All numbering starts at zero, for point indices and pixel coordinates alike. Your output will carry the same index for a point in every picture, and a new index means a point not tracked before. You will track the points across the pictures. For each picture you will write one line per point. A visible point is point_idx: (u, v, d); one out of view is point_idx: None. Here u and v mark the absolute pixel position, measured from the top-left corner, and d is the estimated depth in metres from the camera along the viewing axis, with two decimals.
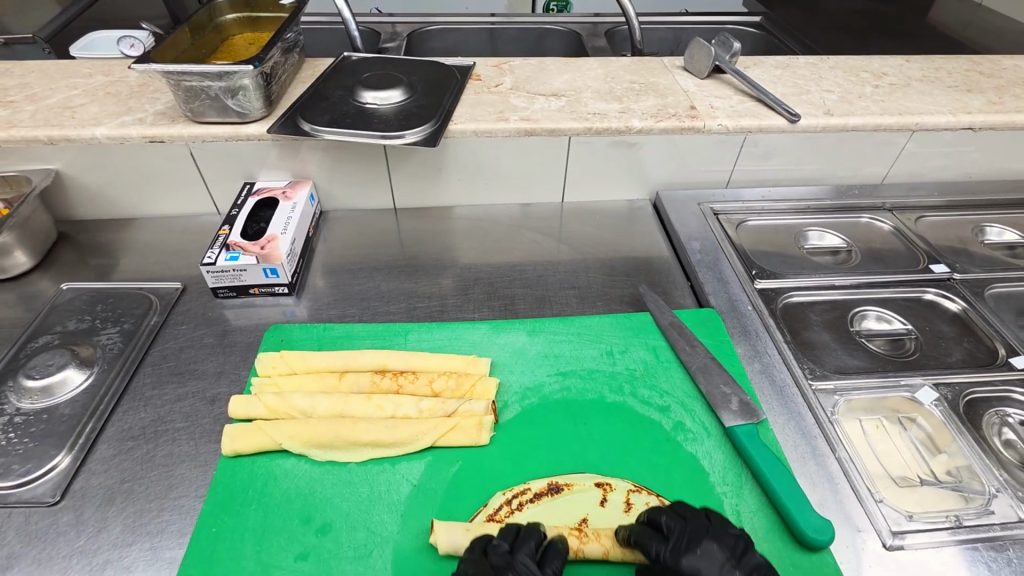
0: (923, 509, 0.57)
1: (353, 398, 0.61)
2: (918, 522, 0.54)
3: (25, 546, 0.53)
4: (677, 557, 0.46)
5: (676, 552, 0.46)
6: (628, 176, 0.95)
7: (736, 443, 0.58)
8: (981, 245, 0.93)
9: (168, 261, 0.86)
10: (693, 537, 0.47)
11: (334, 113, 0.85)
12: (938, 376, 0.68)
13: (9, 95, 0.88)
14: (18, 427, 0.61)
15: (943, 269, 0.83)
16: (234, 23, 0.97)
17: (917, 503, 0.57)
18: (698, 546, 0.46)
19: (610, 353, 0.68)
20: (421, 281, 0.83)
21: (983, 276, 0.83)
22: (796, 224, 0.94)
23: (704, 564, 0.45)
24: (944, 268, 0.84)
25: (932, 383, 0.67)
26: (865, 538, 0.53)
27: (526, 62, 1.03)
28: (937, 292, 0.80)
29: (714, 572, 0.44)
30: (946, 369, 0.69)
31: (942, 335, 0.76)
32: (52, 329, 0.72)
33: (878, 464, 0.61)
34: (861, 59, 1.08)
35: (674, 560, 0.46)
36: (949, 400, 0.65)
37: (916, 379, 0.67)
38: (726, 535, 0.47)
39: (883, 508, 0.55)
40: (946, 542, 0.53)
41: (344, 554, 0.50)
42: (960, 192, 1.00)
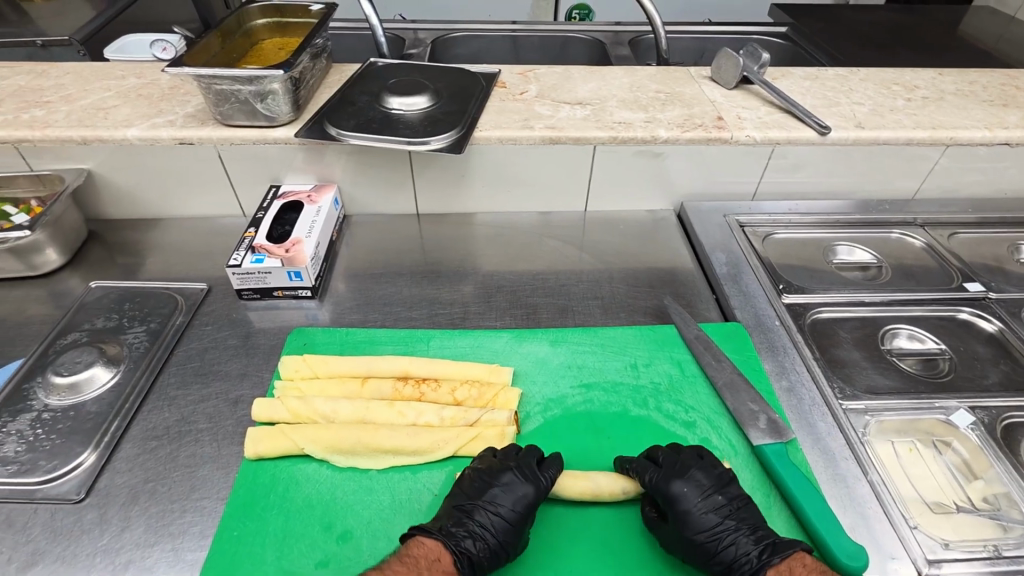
0: (961, 538, 0.55)
1: (375, 404, 0.60)
2: (955, 551, 0.52)
3: (50, 544, 0.53)
4: (664, 484, 0.52)
5: (666, 479, 0.53)
6: (652, 186, 0.94)
7: (764, 460, 0.57)
8: (1018, 263, 0.90)
9: (194, 262, 0.87)
10: (680, 468, 0.54)
11: (360, 118, 0.85)
12: (974, 399, 0.66)
13: (45, 96, 0.90)
14: (46, 423, 0.61)
15: (978, 288, 0.81)
16: (264, 28, 0.98)
17: (954, 530, 0.55)
18: (686, 474, 0.53)
19: (634, 366, 0.67)
20: (442, 287, 0.83)
21: (1019, 296, 0.81)
22: (825, 238, 0.92)
23: (688, 491, 0.52)
24: (980, 286, 0.81)
25: (968, 407, 0.65)
26: (899, 567, 0.51)
27: (551, 70, 1.03)
28: (972, 311, 0.78)
29: (691, 504, 0.51)
30: (983, 393, 0.67)
31: (977, 356, 0.74)
32: (80, 326, 0.73)
33: (912, 488, 0.59)
34: (892, 72, 1.06)
35: (660, 489, 0.52)
36: (986, 425, 0.63)
37: (952, 401, 0.65)
38: (709, 468, 0.55)
39: (918, 534, 0.53)
40: (983, 573, 0.51)
41: (365, 564, 0.50)
42: (996, 209, 0.97)
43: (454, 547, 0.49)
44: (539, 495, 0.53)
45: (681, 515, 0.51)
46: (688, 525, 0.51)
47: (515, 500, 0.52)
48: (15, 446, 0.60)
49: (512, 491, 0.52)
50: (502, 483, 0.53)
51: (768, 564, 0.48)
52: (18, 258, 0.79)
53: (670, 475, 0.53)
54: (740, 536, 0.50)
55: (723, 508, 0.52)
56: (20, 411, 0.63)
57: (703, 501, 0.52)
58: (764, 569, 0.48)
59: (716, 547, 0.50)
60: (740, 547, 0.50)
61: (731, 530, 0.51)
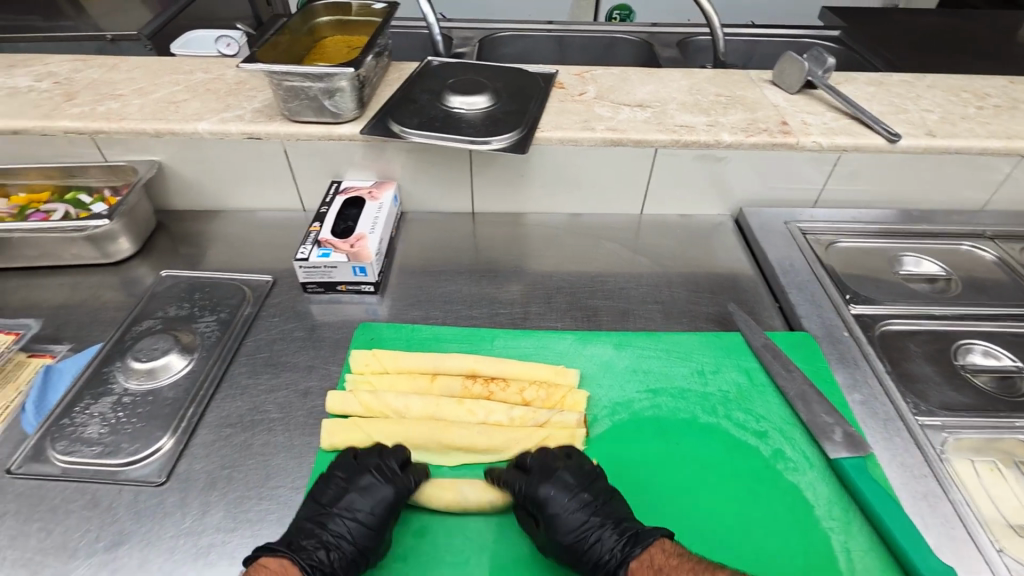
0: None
1: (445, 402, 0.61)
2: None
3: (135, 524, 0.55)
4: (534, 489, 0.52)
5: (532, 484, 0.52)
6: (711, 191, 0.93)
7: (842, 475, 0.56)
8: None
9: (257, 254, 0.89)
10: (547, 472, 0.54)
11: (423, 116, 0.86)
12: None
13: (118, 89, 0.93)
14: (126, 406, 0.63)
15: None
16: (326, 26, 1.00)
17: None
18: (551, 477, 0.53)
19: (701, 373, 0.66)
20: (501, 287, 0.83)
21: None
22: (890, 248, 0.90)
23: (556, 493, 0.52)
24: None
25: None
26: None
27: (609, 72, 1.03)
28: None
29: (562, 503, 0.51)
30: None
31: None
32: (154, 314, 0.75)
33: (995, 509, 0.57)
34: (961, 78, 1.03)
35: (533, 495, 0.52)
36: None
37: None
38: (574, 466, 0.55)
39: (1005, 559, 0.52)
40: None
41: (442, 559, 0.51)
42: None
43: (307, 564, 0.48)
44: (403, 497, 0.53)
45: (548, 518, 0.51)
46: (559, 527, 0.50)
47: (373, 506, 0.51)
48: (98, 428, 0.61)
49: (369, 496, 0.52)
50: (361, 489, 0.53)
51: (629, 555, 0.49)
52: (93, 245, 0.82)
53: (535, 482, 0.52)
54: (602, 533, 0.51)
55: (589, 506, 0.52)
56: (102, 394, 0.65)
57: (571, 502, 0.52)
58: (624, 560, 0.49)
59: (585, 546, 0.50)
60: (603, 544, 0.50)
61: (592, 528, 0.51)
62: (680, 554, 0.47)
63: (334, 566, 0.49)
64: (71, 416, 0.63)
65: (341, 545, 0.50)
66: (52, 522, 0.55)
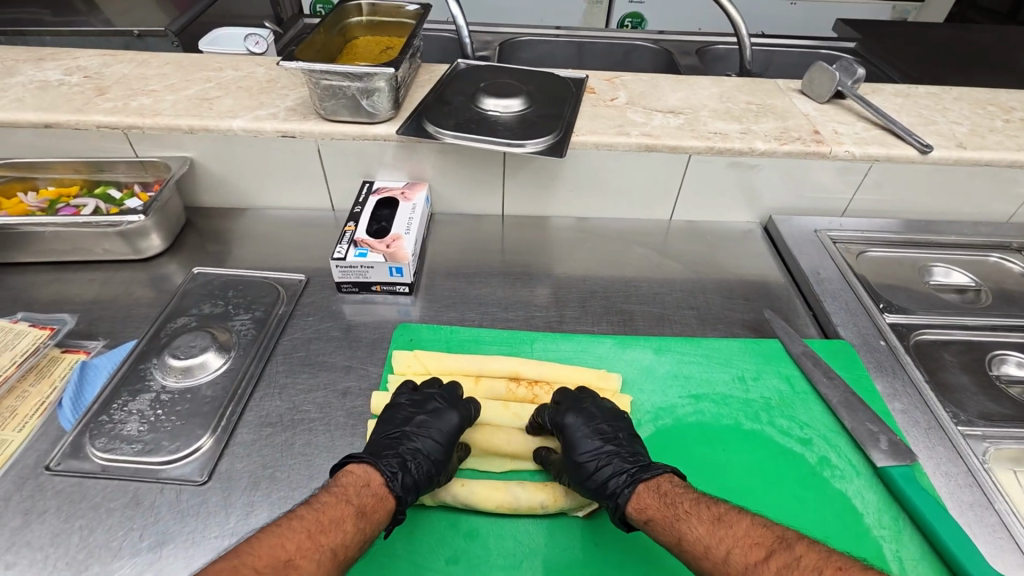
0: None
1: (490, 405, 0.62)
2: None
3: (178, 524, 0.54)
4: (557, 417, 0.57)
5: (560, 413, 0.57)
6: (741, 198, 0.93)
7: (890, 482, 0.56)
8: None
9: (287, 253, 0.88)
10: (574, 406, 0.58)
11: (458, 117, 0.85)
12: None
13: (150, 85, 0.92)
14: (165, 404, 0.63)
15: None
16: (358, 26, 1.00)
17: None
18: (579, 408, 0.57)
19: (743, 379, 0.66)
20: (535, 289, 0.83)
21: None
22: (920, 258, 0.91)
23: (575, 422, 0.56)
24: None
25: None
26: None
27: (638, 78, 1.03)
28: None
29: (579, 430, 0.55)
30: None
31: None
32: (188, 311, 0.75)
33: None
34: (986, 91, 1.04)
35: (555, 422, 0.57)
36: None
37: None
38: (601, 406, 0.59)
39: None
40: None
41: (494, 563, 0.50)
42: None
43: (393, 469, 0.51)
44: (465, 422, 0.58)
45: (569, 440, 0.55)
46: (575, 449, 0.54)
47: (443, 426, 0.56)
48: (138, 425, 0.61)
49: (440, 417, 0.56)
50: (430, 412, 0.57)
51: (636, 481, 0.50)
52: (125, 241, 0.81)
53: (563, 410, 0.57)
54: (616, 460, 0.53)
55: (609, 437, 0.55)
56: (139, 391, 0.64)
57: (593, 431, 0.55)
58: (633, 484, 0.50)
59: (595, 466, 0.52)
60: (615, 467, 0.52)
61: (608, 454, 0.53)
62: (664, 494, 0.49)
63: (416, 474, 0.51)
64: (110, 413, 0.62)
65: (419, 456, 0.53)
66: (94, 520, 0.54)
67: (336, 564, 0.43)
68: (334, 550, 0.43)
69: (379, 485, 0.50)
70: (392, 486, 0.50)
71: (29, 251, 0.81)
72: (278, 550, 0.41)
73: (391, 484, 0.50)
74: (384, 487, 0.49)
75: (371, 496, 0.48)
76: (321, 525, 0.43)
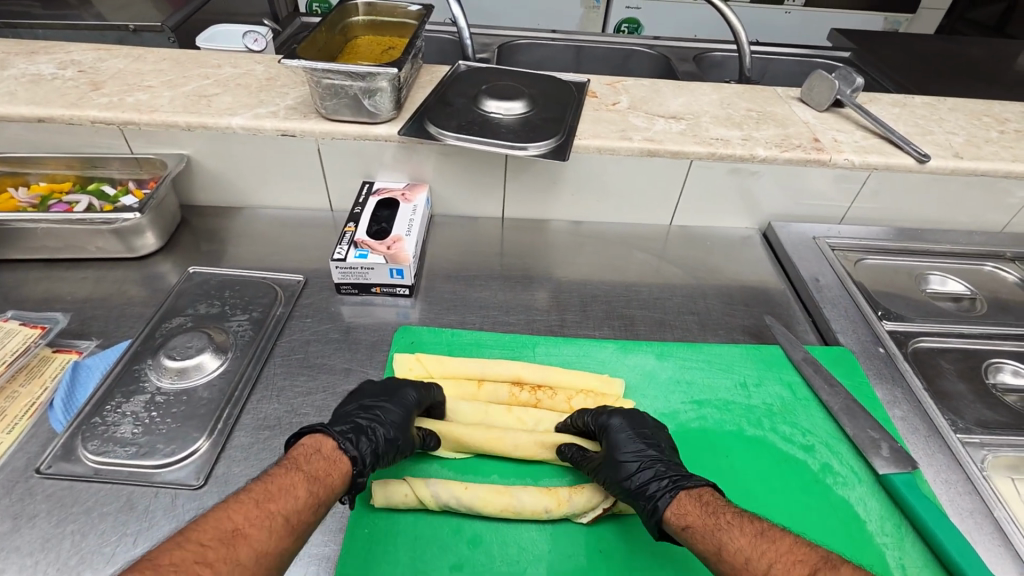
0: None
1: (494, 408, 0.61)
2: None
3: (173, 529, 0.53)
4: (602, 417, 0.57)
5: (605, 414, 0.58)
6: (740, 205, 0.94)
7: (892, 490, 0.56)
8: None
9: (285, 252, 0.87)
10: (620, 409, 0.58)
11: (460, 119, 0.85)
12: None
13: (146, 80, 0.91)
14: (160, 406, 0.61)
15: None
16: (360, 25, 0.99)
17: None
18: (625, 414, 0.58)
19: (744, 385, 0.66)
20: (536, 293, 0.83)
21: None
22: (917, 266, 0.92)
23: (621, 424, 0.56)
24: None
25: None
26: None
27: (640, 83, 1.03)
28: None
29: (625, 433, 0.55)
30: None
31: None
32: (184, 311, 0.74)
33: None
34: (980, 103, 1.05)
35: (599, 422, 0.57)
36: None
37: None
38: (648, 417, 0.59)
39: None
40: None
41: (498, 569, 0.50)
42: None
43: (347, 435, 0.51)
44: (423, 398, 0.59)
45: (611, 436, 0.55)
46: (616, 448, 0.54)
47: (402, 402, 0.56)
48: (132, 427, 0.59)
49: (396, 392, 0.57)
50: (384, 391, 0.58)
51: (678, 486, 0.49)
52: (119, 239, 0.80)
53: (608, 413, 0.58)
54: (659, 467, 0.52)
55: (652, 444, 0.55)
56: (133, 393, 0.63)
57: (638, 435, 0.55)
58: (675, 489, 0.49)
59: (630, 467, 0.52)
60: (657, 473, 0.51)
61: (652, 459, 0.53)
62: (705, 504, 0.47)
63: (370, 441, 0.52)
64: (103, 415, 0.60)
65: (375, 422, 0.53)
66: (86, 525, 0.53)
67: (289, 531, 0.42)
68: (284, 516, 0.42)
69: (332, 451, 0.49)
70: (346, 452, 0.50)
71: (20, 248, 0.79)
72: (225, 522, 0.39)
73: (344, 451, 0.50)
74: (338, 453, 0.49)
75: (323, 461, 0.47)
76: (270, 493, 0.42)
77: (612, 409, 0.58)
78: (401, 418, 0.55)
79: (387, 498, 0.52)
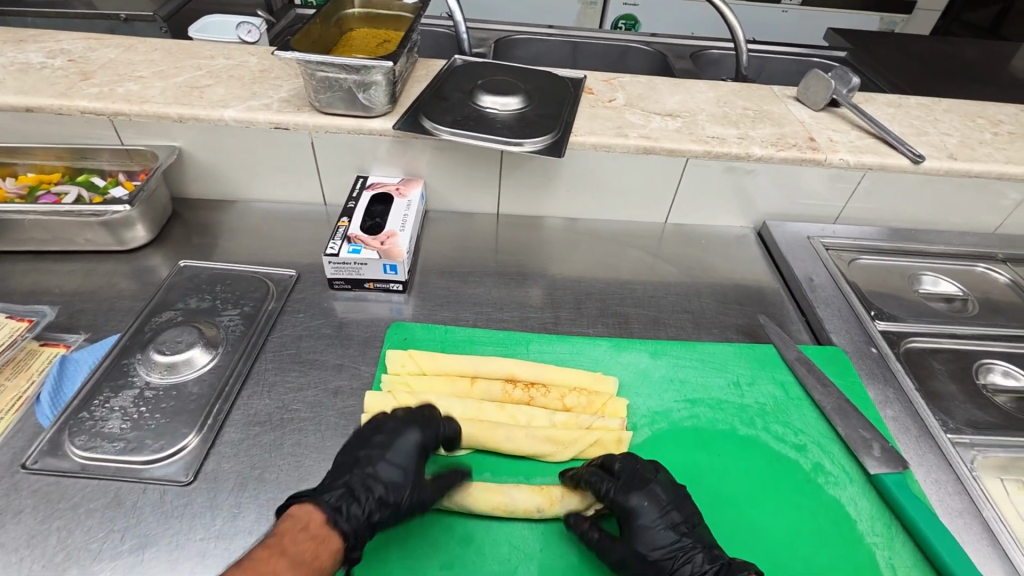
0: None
1: (486, 405, 0.60)
2: None
3: (161, 525, 0.53)
4: (621, 498, 0.51)
5: (623, 491, 0.51)
6: (735, 204, 0.94)
7: (883, 490, 0.56)
8: None
9: (277, 246, 0.86)
10: (638, 482, 0.52)
11: (455, 114, 0.84)
12: None
13: (137, 70, 0.89)
14: (149, 401, 0.61)
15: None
16: (354, 18, 0.98)
17: None
18: (644, 487, 0.52)
19: (737, 384, 0.66)
20: (530, 290, 0.82)
21: None
22: (910, 266, 0.92)
23: (646, 505, 0.51)
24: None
25: None
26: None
27: (636, 80, 1.03)
28: None
29: (650, 519, 0.50)
30: None
31: None
32: (174, 305, 0.73)
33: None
34: (975, 104, 1.05)
35: (618, 503, 0.51)
36: None
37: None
38: (670, 485, 0.53)
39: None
40: None
41: (489, 568, 0.50)
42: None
43: (338, 503, 0.48)
44: (429, 440, 0.55)
45: (638, 532, 0.50)
46: (643, 542, 0.49)
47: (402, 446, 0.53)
48: (120, 423, 0.59)
49: (397, 438, 0.53)
50: (386, 434, 0.54)
51: None
52: (109, 232, 0.79)
53: (627, 490, 0.51)
54: (694, 555, 0.49)
55: (680, 525, 0.51)
56: (121, 388, 0.62)
57: (663, 518, 0.50)
58: None
59: (672, 566, 0.48)
60: (694, 565, 0.48)
61: (685, 549, 0.49)
62: None
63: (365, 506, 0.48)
64: (90, 410, 0.60)
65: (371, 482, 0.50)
66: (72, 521, 0.52)
67: None
68: None
69: (321, 527, 0.46)
70: (336, 524, 0.46)
71: (7, 239, 0.78)
72: None
73: (335, 522, 0.46)
74: (327, 527, 0.46)
75: (309, 539, 0.44)
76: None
77: (633, 484, 0.52)
78: (401, 475, 0.51)
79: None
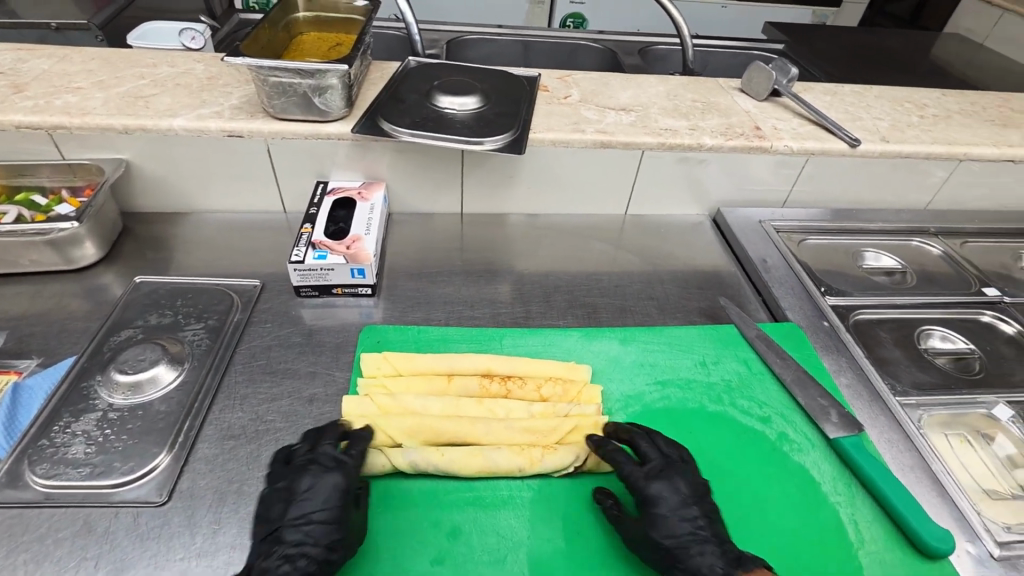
0: (1018, 522, 0.59)
1: (464, 402, 0.61)
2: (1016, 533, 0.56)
3: (137, 548, 0.51)
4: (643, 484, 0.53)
5: (647, 478, 0.54)
6: (690, 193, 0.97)
7: (843, 453, 0.60)
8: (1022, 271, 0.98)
9: (237, 257, 0.84)
10: (664, 473, 0.54)
11: (414, 115, 0.84)
12: (1009, 395, 0.71)
13: (74, 81, 0.85)
14: (114, 423, 0.58)
15: (994, 293, 0.88)
16: (304, 22, 0.97)
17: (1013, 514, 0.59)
18: (668, 481, 0.53)
19: (704, 364, 0.69)
20: (499, 286, 0.83)
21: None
22: (853, 244, 0.98)
23: (666, 495, 0.52)
24: (994, 293, 0.88)
25: (1006, 402, 0.70)
26: (967, 550, 0.55)
27: (589, 77, 1.05)
28: (994, 315, 0.84)
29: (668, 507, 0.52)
30: (1015, 390, 0.73)
31: (1003, 355, 0.80)
32: (133, 323, 0.70)
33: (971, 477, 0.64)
34: (902, 90, 1.12)
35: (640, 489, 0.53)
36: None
37: (989, 396, 0.71)
38: (692, 481, 0.54)
39: (983, 520, 0.57)
40: None
41: (479, 558, 0.50)
42: (1000, 220, 1.04)
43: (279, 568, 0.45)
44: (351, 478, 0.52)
45: (654, 517, 0.51)
46: (659, 528, 0.50)
47: (323, 494, 0.50)
48: (84, 447, 0.56)
49: (318, 486, 0.50)
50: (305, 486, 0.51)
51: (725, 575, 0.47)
52: (55, 251, 0.75)
53: (652, 479, 0.53)
54: (706, 547, 0.49)
55: (697, 520, 0.51)
56: (82, 411, 0.59)
57: (681, 509, 0.52)
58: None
59: (685, 555, 0.49)
60: (705, 558, 0.49)
61: (698, 540, 0.50)
62: None
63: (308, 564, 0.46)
64: (50, 436, 0.57)
65: (307, 548, 0.47)
66: (40, 552, 0.50)
67: None
68: None
69: None
70: None
71: None
72: None
73: None
74: None
75: None
76: None
77: (657, 474, 0.54)
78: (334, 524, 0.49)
79: (365, 468, 0.55)
